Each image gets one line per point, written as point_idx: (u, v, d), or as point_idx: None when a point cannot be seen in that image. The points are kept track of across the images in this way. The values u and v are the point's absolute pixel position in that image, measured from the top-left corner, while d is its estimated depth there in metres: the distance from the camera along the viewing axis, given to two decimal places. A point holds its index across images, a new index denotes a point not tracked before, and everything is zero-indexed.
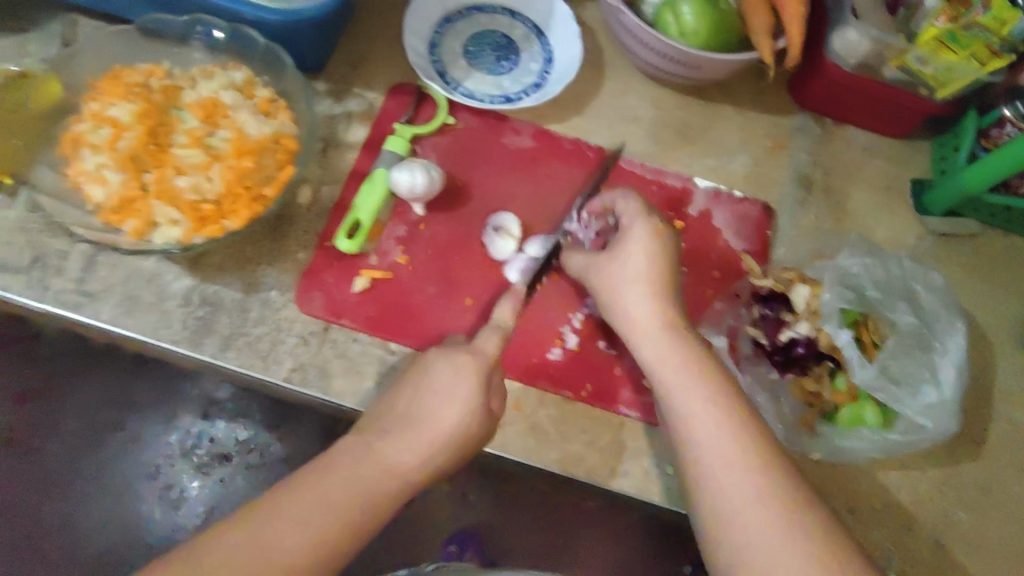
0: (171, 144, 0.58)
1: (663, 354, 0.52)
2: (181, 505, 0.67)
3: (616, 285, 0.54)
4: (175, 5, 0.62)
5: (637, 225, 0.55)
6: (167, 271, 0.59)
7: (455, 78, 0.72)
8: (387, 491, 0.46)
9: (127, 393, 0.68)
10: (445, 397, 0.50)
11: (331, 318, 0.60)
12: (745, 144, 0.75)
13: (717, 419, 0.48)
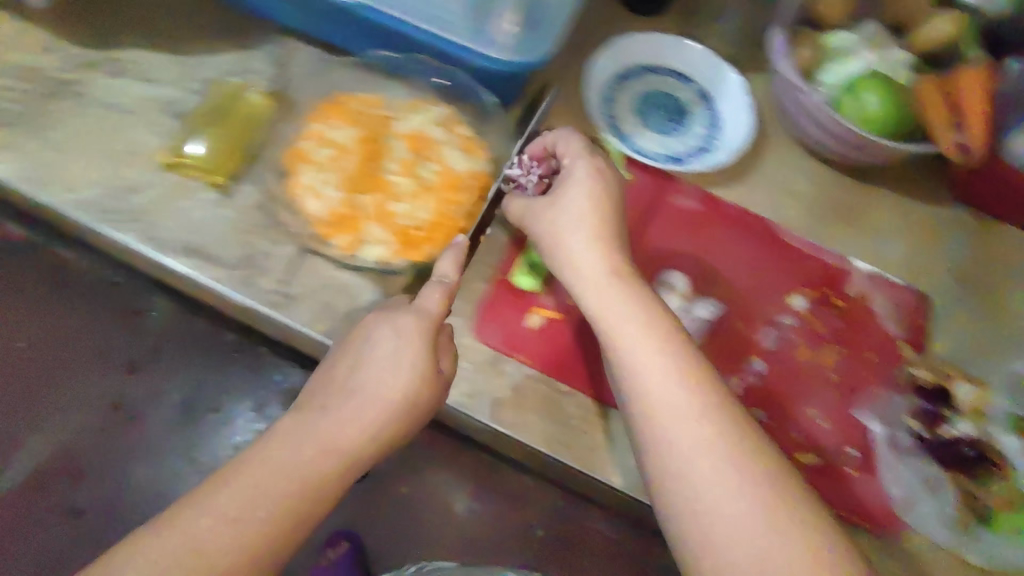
0: (382, 169, 0.63)
1: (605, 307, 0.54)
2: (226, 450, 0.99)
3: (561, 227, 0.57)
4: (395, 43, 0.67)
5: (579, 165, 0.59)
6: (359, 285, 0.63)
7: (626, 134, 0.74)
8: (341, 459, 0.49)
9: None
10: (387, 363, 0.53)
11: (505, 349, 0.63)
12: (904, 229, 0.75)
13: (666, 385, 0.50)
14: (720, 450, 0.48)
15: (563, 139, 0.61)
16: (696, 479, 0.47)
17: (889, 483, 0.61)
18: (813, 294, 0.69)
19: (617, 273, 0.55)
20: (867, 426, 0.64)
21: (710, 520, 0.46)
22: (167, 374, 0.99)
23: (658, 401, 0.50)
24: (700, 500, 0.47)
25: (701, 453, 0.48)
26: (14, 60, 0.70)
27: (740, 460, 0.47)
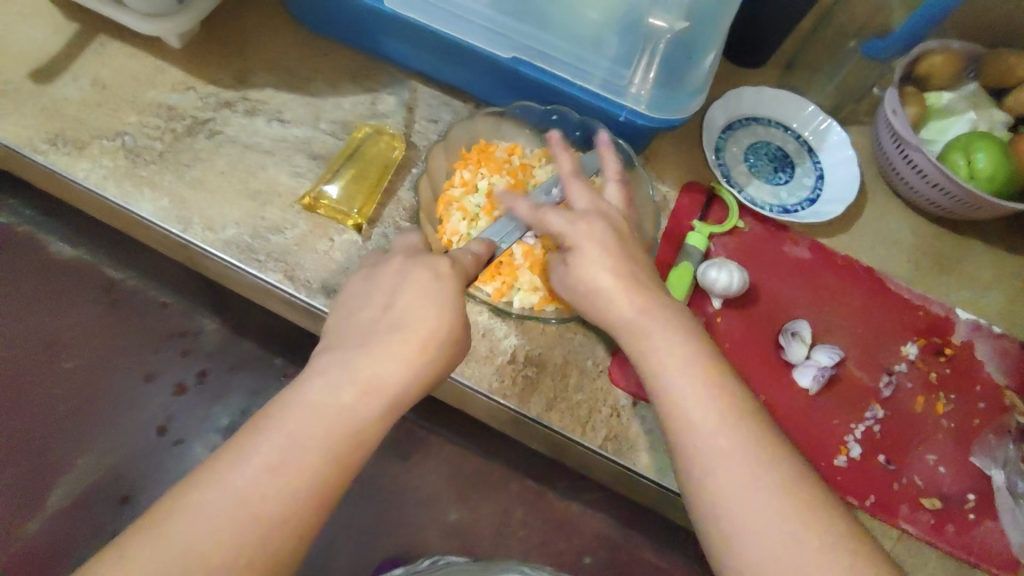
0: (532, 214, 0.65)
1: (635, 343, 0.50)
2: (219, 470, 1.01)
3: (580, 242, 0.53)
4: (543, 96, 0.70)
5: (577, 227, 0.53)
6: (499, 327, 0.65)
7: (738, 183, 0.78)
8: (372, 411, 0.45)
9: None
10: (423, 303, 0.48)
11: (641, 395, 0.64)
12: (997, 280, 0.79)
13: (695, 396, 0.47)
14: (749, 457, 0.45)
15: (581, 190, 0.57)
16: (719, 482, 0.44)
17: (1008, 528, 0.63)
18: (921, 342, 0.72)
19: (648, 310, 0.50)
20: (986, 472, 0.66)
21: (741, 524, 0.43)
22: (212, 394, 1.04)
23: (692, 409, 0.46)
24: (725, 495, 0.44)
25: (732, 456, 0.45)
26: (151, 97, 0.72)
27: (766, 461, 0.45)
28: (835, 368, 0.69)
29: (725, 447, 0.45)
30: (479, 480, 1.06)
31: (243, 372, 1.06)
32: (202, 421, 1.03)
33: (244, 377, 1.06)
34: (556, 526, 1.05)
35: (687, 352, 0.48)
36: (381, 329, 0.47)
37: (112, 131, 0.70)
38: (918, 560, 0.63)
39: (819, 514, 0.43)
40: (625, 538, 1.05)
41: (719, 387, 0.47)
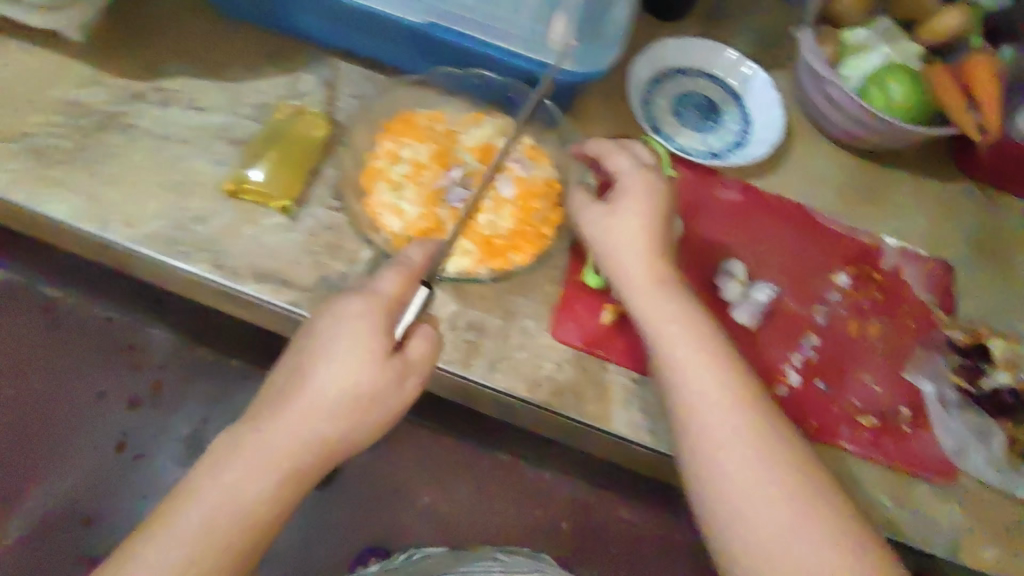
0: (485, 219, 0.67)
1: (653, 303, 0.59)
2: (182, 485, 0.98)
3: (614, 233, 0.61)
4: (462, 61, 0.70)
5: (636, 175, 0.62)
6: (437, 296, 0.65)
7: (669, 134, 0.78)
8: (315, 442, 0.50)
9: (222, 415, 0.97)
10: (341, 357, 0.50)
11: (585, 347, 0.65)
12: (922, 205, 0.82)
13: (721, 395, 0.55)
14: (757, 453, 0.53)
15: (609, 153, 0.64)
16: (743, 482, 0.52)
17: (942, 437, 0.66)
18: (852, 271, 0.74)
19: (661, 282, 0.59)
20: (918, 386, 0.69)
21: (742, 522, 0.51)
22: (165, 401, 1.01)
23: (693, 393, 0.55)
24: (723, 494, 0.52)
25: (739, 453, 0.53)
26: (57, 95, 0.69)
27: (765, 449, 0.53)
28: (772, 304, 0.71)
29: (703, 422, 0.54)
30: (448, 460, 1.07)
31: (196, 376, 1.03)
32: (156, 432, 1.00)
33: (202, 385, 1.03)
34: (527, 495, 1.07)
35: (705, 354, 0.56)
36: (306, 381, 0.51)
37: (16, 134, 0.67)
38: (864, 476, 0.64)
39: (798, 497, 0.52)
40: (597, 498, 1.07)
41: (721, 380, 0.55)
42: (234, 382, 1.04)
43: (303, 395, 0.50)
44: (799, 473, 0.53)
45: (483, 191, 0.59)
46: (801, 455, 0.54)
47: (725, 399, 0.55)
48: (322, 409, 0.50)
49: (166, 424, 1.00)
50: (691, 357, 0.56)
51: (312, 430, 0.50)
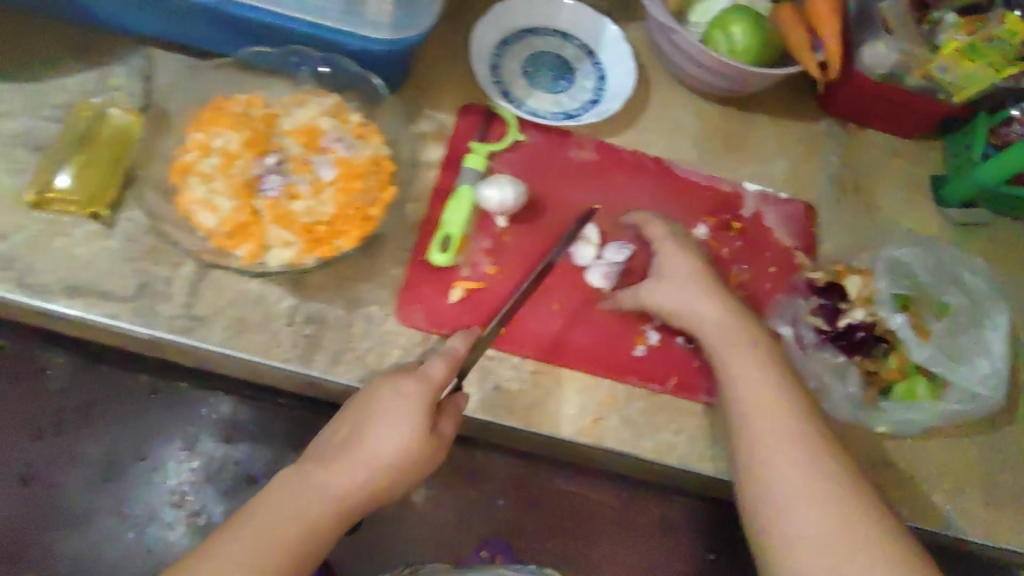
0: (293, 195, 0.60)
1: (717, 338, 0.62)
2: (206, 529, 0.86)
3: (662, 283, 0.65)
4: (274, 38, 0.64)
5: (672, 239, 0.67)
6: (272, 291, 0.62)
7: (518, 97, 0.75)
8: (333, 503, 0.54)
9: (143, 418, 0.88)
10: (385, 421, 0.55)
11: (433, 328, 0.63)
12: (782, 147, 0.80)
13: (794, 416, 0.57)
14: (809, 462, 0.55)
15: (646, 223, 0.69)
16: (784, 498, 0.54)
17: (802, 379, 0.67)
18: (711, 221, 0.73)
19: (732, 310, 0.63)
20: (776, 330, 0.69)
21: (793, 541, 0.52)
22: None
23: (761, 418, 0.58)
24: (781, 512, 0.53)
25: (796, 467, 0.55)
26: None
27: (809, 454, 0.55)
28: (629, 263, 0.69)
29: (783, 438, 0.56)
30: None
31: None
32: None
33: (121, 417, 0.88)
34: None
35: (767, 377, 0.60)
36: (365, 445, 0.55)
37: None
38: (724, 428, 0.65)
39: (847, 500, 0.53)
40: None
41: (788, 399, 0.58)
42: (156, 411, 0.88)
43: (354, 457, 0.55)
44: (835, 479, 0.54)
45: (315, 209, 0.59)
46: (835, 457, 0.56)
47: (765, 401, 0.58)
48: (366, 469, 0.55)
49: (72, 447, 0.87)
50: (733, 379, 0.60)
51: (345, 487, 0.54)
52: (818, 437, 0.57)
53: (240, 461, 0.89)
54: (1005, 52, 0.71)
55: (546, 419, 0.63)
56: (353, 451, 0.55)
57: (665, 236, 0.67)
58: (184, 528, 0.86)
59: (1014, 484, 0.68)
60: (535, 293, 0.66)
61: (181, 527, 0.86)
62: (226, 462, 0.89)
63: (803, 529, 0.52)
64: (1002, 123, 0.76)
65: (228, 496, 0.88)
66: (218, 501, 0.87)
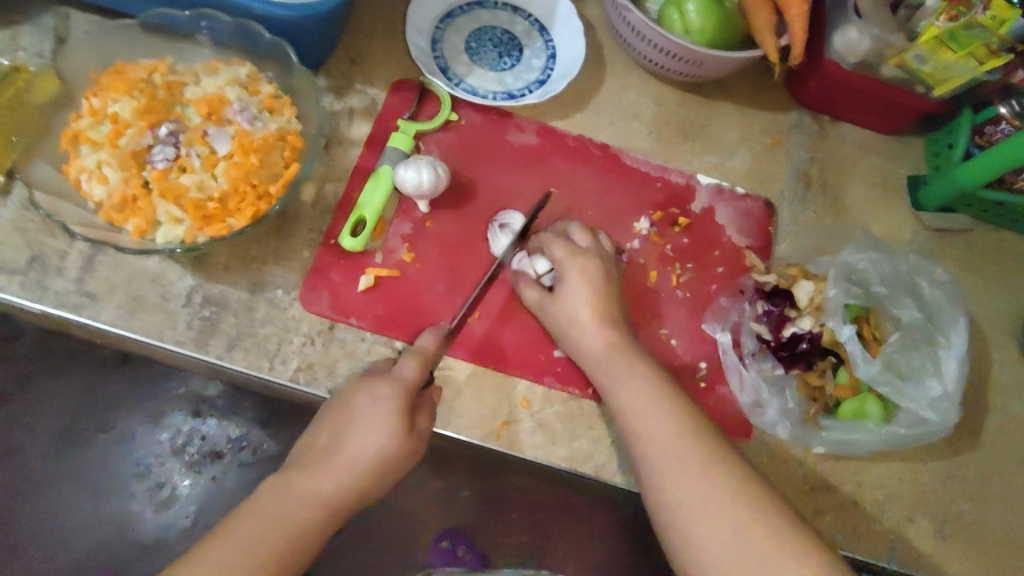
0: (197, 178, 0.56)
1: (613, 372, 0.57)
2: (172, 505, 0.71)
3: (562, 319, 0.59)
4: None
5: (573, 259, 0.60)
6: (171, 270, 0.59)
7: (458, 74, 0.69)
8: (318, 511, 0.49)
9: (102, 391, 0.72)
10: (359, 427, 0.52)
11: (339, 317, 0.60)
12: (744, 140, 0.73)
13: (686, 442, 0.52)
14: (713, 489, 0.49)
15: (547, 245, 0.62)
16: (689, 527, 0.49)
17: (736, 391, 0.63)
18: (656, 215, 0.68)
19: (616, 341, 0.58)
20: (713, 337, 0.65)
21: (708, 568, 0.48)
22: None
23: (653, 444, 0.52)
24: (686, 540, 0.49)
25: (694, 494, 0.49)
26: None
27: (710, 476, 0.50)
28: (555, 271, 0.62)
29: (676, 466, 0.51)
30: None
31: None
32: None
33: (72, 379, 0.72)
34: None
35: (659, 401, 0.54)
36: (340, 450, 0.51)
37: None
38: None
39: (761, 525, 0.48)
40: None
41: (685, 425, 0.53)
42: (119, 384, 0.72)
43: (336, 463, 0.51)
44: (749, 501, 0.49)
45: (234, 203, 0.56)
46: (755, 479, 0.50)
47: (675, 437, 0.52)
48: (351, 475, 0.51)
49: (28, 411, 0.70)
50: (634, 417, 0.54)
51: (330, 492, 0.50)
52: (740, 473, 0.50)
53: (207, 435, 0.71)
54: (987, 42, 0.61)
55: (454, 420, 0.59)
56: (335, 456, 0.51)
57: (566, 259, 0.60)
58: (185, 509, 0.71)
59: (969, 513, 0.63)
60: (455, 286, 0.63)
61: (184, 505, 0.71)
62: (194, 436, 0.72)
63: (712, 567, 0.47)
64: (988, 121, 0.68)
65: (242, 469, 0.72)
66: (183, 474, 0.71)
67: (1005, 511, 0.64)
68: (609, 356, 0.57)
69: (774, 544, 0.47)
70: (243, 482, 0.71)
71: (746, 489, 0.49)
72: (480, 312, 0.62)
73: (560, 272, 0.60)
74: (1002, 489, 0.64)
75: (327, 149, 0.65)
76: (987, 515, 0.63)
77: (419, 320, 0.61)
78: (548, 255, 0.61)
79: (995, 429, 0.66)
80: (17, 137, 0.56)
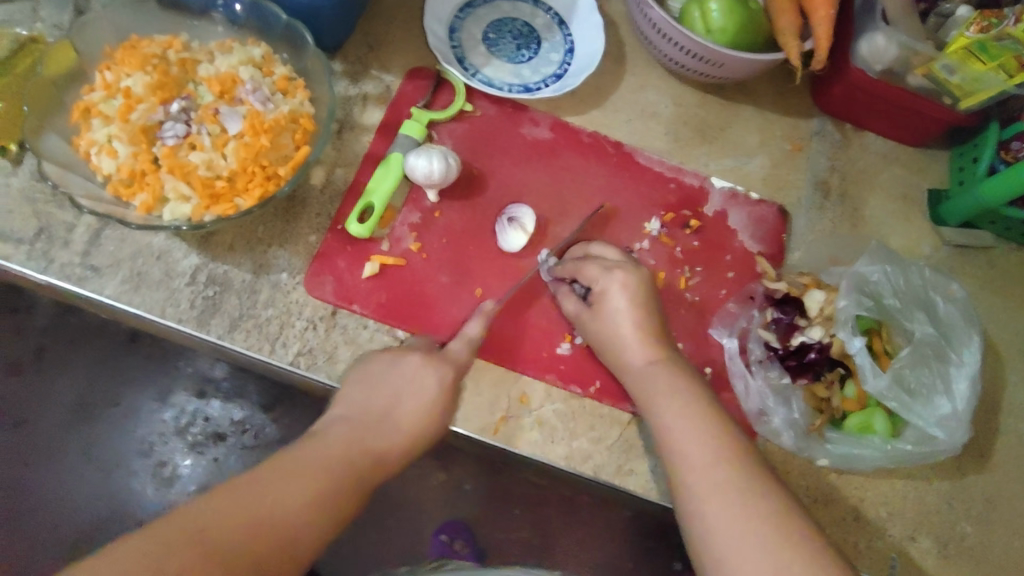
0: (205, 156, 0.56)
1: (658, 386, 0.55)
2: (175, 483, 0.78)
3: (618, 336, 0.58)
4: None
5: (615, 276, 0.59)
6: (177, 248, 0.59)
7: (475, 65, 0.68)
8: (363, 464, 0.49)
9: (119, 368, 0.79)
10: (410, 399, 0.54)
11: (341, 304, 0.60)
12: (763, 144, 0.72)
13: (714, 448, 0.50)
14: (746, 489, 0.48)
15: (581, 265, 0.61)
16: (723, 520, 0.47)
17: (743, 399, 0.62)
18: (668, 216, 0.67)
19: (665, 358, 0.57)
20: (720, 342, 0.64)
21: (743, 557, 0.45)
22: None
23: (690, 449, 0.51)
24: (718, 530, 0.47)
25: (729, 493, 0.48)
26: None
27: (747, 479, 0.49)
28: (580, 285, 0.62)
29: (713, 464, 0.50)
30: None
31: None
32: None
33: (88, 354, 0.79)
34: None
35: (701, 409, 0.53)
36: (387, 419, 0.53)
37: None
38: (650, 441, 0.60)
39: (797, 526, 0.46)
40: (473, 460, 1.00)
41: (722, 431, 0.52)
42: (134, 360, 0.79)
43: (376, 438, 0.51)
44: (780, 504, 0.47)
45: (244, 183, 0.55)
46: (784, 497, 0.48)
47: (705, 452, 0.50)
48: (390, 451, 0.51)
49: (51, 381, 0.79)
50: (667, 429, 0.53)
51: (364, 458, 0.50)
52: (774, 485, 0.49)
53: (211, 417, 0.79)
54: (1017, 54, 0.59)
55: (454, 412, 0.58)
56: (380, 427, 0.52)
57: (609, 275, 0.59)
58: (188, 487, 0.78)
59: (972, 535, 0.62)
60: (459, 277, 0.62)
61: (187, 483, 0.78)
62: (198, 417, 0.79)
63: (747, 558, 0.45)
64: (1015, 137, 0.66)
65: (243, 452, 0.79)
66: (185, 454, 0.78)
67: (1012, 536, 0.62)
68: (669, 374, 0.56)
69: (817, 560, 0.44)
70: (245, 462, 0.78)
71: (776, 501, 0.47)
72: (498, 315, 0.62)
73: (598, 288, 0.60)
74: (1010, 513, 0.63)
75: (339, 135, 0.64)
76: (993, 539, 0.62)
77: (421, 310, 0.61)
78: (590, 271, 0.60)
79: (1007, 451, 0.64)
80: (28, 107, 0.55)
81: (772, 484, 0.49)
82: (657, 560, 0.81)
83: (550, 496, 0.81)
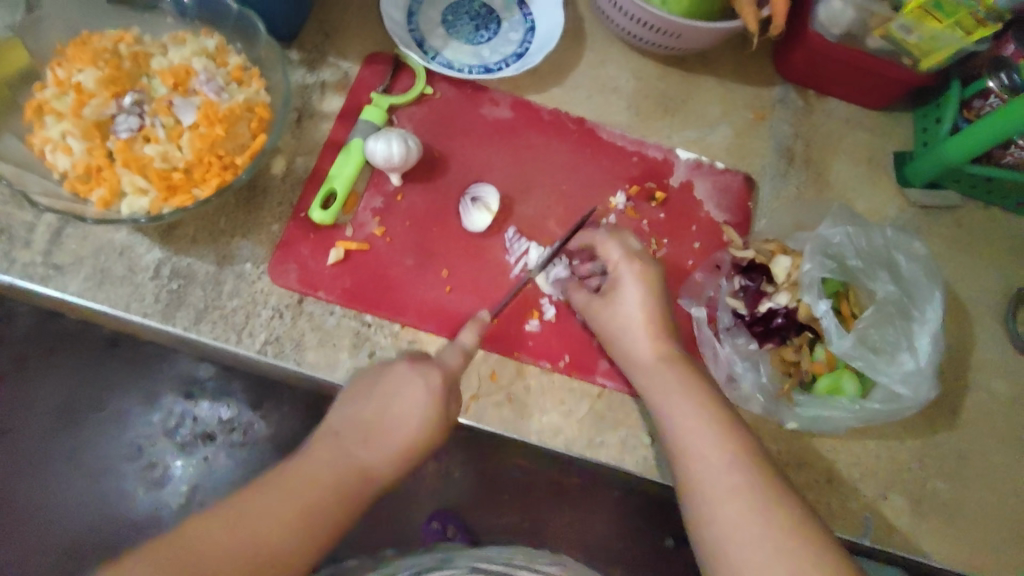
0: (158, 148, 0.56)
1: (656, 384, 0.56)
2: (165, 484, 0.75)
3: (622, 325, 0.58)
4: None
5: (633, 263, 0.59)
6: (139, 243, 0.59)
7: (433, 48, 0.68)
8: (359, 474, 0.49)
9: (102, 376, 0.75)
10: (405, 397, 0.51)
11: (306, 291, 0.60)
12: (726, 115, 0.72)
13: (712, 440, 0.51)
14: (737, 481, 0.49)
15: (600, 243, 0.61)
16: (716, 510, 0.48)
17: (711, 364, 0.62)
18: (633, 189, 0.67)
19: (665, 355, 0.57)
20: (688, 312, 0.64)
21: (735, 548, 0.47)
22: None
23: (687, 441, 0.52)
24: (711, 521, 0.48)
25: (722, 485, 0.49)
26: None
27: (738, 469, 0.49)
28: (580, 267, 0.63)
29: (710, 458, 0.50)
30: None
31: None
32: None
33: (72, 359, 0.75)
34: None
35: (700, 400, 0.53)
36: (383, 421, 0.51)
37: None
38: (621, 413, 0.61)
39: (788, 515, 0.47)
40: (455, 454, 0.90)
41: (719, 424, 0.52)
42: (115, 365, 0.76)
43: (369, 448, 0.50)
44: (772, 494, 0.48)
45: (201, 172, 0.55)
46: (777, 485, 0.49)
47: (705, 446, 0.51)
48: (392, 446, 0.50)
49: (30, 387, 0.75)
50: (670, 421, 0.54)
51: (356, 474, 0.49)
52: (766, 476, 0.49)
53: (199, 417, 0.76)
54: (973, 10, 0.60)
55: None
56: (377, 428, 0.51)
57: (622, 261, 0.60)
58: (180, 487, 0.74)
59: (944, 491, 0.62)
60: (424, 261, 0.62)
61: (178, 484, 0.74)
62: (186, 418, 0.76)
63: (738, 552, 0.47)
64: (976, 95, 0.66)
65: (233, 449, 0.76)
66: (177, 454, 0.75)
67: (985, 490, 0.63)
68: (667, 364, 0.56)
69: (796, 560, 0.45)
70: (235, 461, 0.76)
71: (771, 492, 0.48)
72: (468, 295, 0.62)
73: (616, 272, 0.60)
74: (982, 467, 0.63)
75: (298, 123, 0.64)
76: (966, 494, 0.62)
77: (386, 294, 0.61)
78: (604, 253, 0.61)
79: (977, 407, 0.65)
80: None
81: (766, 475, 0.49)
82: (643, 538, 0.79)
83: (538, 480, 0.78)
